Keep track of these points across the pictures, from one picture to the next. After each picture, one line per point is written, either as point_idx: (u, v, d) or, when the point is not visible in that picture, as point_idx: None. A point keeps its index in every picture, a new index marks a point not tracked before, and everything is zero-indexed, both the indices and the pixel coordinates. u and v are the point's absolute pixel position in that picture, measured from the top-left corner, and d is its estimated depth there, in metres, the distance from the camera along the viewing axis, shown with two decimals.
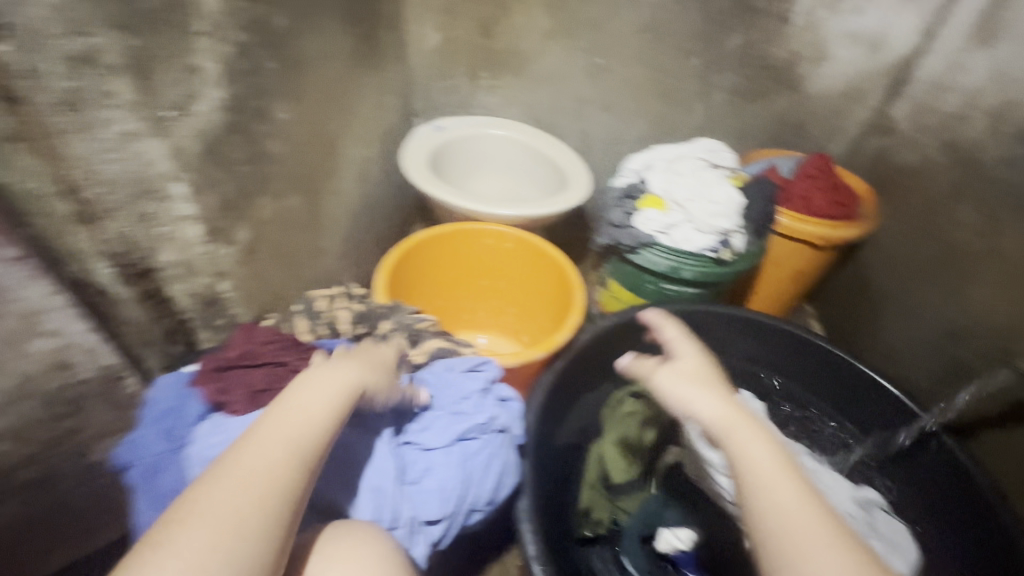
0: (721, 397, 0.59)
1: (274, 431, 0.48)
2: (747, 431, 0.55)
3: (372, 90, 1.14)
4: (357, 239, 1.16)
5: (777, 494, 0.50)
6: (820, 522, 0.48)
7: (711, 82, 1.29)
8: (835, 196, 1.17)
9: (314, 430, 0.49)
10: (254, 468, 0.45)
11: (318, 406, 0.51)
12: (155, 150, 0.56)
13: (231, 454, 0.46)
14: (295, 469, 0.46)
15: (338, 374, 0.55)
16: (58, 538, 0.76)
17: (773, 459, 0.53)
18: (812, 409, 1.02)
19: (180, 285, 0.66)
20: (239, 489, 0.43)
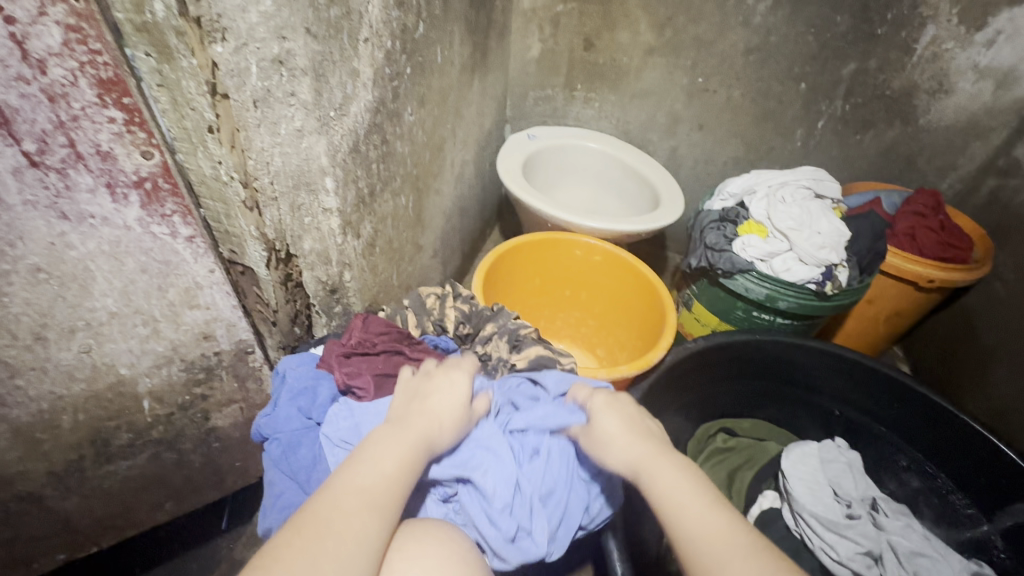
0: (629, 431, 0.58)
1: (350, 492, 0.45)
2: (657, 465, 0.54)
3: (477, 97, 1.18)
4: (447, 238, 1.20)
5: (699, 528, 0.49)
6: (742, 544, 0.47)
7: (817, 109, 1.24)
8: (947, 238, 1.11)
9: (388, 495, 0.46)
10: (332, 535, 0.42)
11: (393, 460, 0.49)
12: (318, 145, 0.60)
13: (311, 505, 0.44)
14: (373, 527, 0.43)
15: (407, 429, 0.52)
16: (172, 492, 0.83)
17: (683, 485, 0.52)
18: (910, 459, 0.97)
19: (311, 272, 0.70)
20: (319, 558, 0.40)
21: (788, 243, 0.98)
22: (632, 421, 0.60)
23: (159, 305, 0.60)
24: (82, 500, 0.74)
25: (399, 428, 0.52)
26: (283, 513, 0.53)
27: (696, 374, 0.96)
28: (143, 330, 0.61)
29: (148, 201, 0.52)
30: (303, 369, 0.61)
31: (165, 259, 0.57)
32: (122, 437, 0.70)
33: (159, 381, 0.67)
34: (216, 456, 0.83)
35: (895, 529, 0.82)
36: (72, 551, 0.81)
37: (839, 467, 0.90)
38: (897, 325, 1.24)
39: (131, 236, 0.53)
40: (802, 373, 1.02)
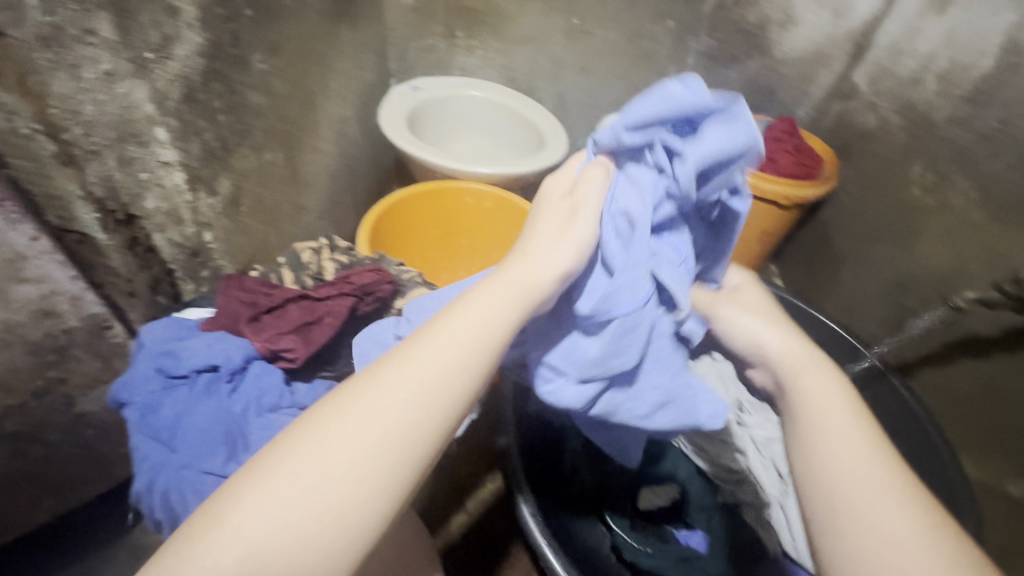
0: (783, 330, 0.54)
1: (415, 373, 0.39)
2: (822, 376, 0.49)
3: (349, 47, 1.13)
4: (336, 199, 1.16)
5: (853, 458, 0.43)
6: (896, 487, 0.42)
7: (687, 46, 1.29)
8: (800, 158, 1.21)
9: (453, 366, 0.40)
10: (381, 412, 0.37)
11: (464, 350, 0.41)
12: (138, 91, 0.56)
13: (374, 379, 0.39)
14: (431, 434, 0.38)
15: (503, 282, 0.44)
16: (49, 488, 0.77)
17: (846, 408, 0.47)
18: None
19: (163, 234, 0.66)
20: (372, 446, 0.36)
21: None
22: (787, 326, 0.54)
23: None
24: None
25: (495, 282, 0.44)
26: (151, 473, 0.52)
27: None
28: None
29: None
30: (164, 331, 0.58)
31: None
32: None
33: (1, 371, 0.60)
34: (95, 443, 0.78)
35: None
36: None
37: None
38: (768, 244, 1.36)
39: None
40: None
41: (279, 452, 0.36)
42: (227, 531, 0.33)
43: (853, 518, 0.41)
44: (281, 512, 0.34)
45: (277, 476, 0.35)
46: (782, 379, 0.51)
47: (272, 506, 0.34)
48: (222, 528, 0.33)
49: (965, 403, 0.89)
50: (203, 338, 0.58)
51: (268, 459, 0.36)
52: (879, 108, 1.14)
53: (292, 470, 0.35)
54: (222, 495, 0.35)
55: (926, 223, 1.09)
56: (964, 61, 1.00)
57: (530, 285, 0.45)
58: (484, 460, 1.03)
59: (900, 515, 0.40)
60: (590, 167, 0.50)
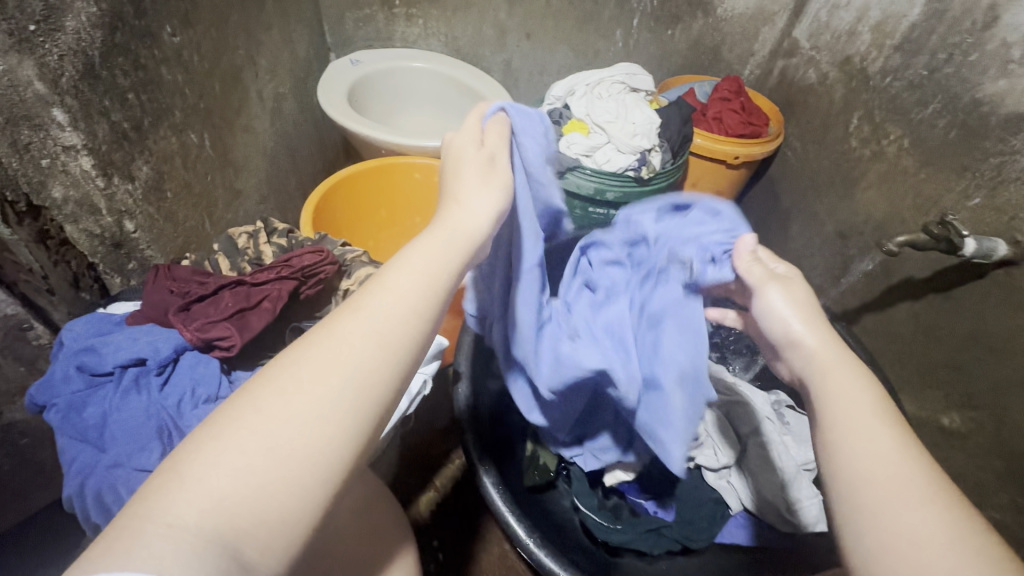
0: (826, 328, 0.46)
1: (363, 320, 0.38)
2: (847, 369, 0.43)
3: (276, 18, 1.06)
4: (277, 182, 1.11)
5: (875, 454, 0.38)
6: (920, 486, 0.37)
7: (630, 7, 1.28)
8: (746, 116, 1.22)
9: (404, 308, 0.39)
10: (333, 357, 0.36)
11: (415, 297, 0.40)
12: (25, 68, 0.51)
13: (326, 331, 0.37)
14: (385, 380, 0.37)
15: (441, 231, 0.44)
16: None
17: (873, 406, 0.41)
18: None
19: (76, 224, 0.62)
20: (325, 397, 0.34)
21: (607, 136, 1.04)
22: (820, 316, 0.46)
23: None
24: None
25: (435, 229, 0.45)
26: (79, 476, 0.49)
27: None
28: None
29: None
30: (85, 328, 0.55)
31: None
32: None
33: None
34: (31, 453, 0.74)
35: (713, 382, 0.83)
36: None
37: None
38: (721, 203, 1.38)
39: None
40: None
41: (235, 404, 0.34)
42: (189, 486, 0.31)
43: (876, 517, 0.36)
44: (229, 465, 0.31)
45: (233, 428, 0.33)
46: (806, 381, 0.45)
47: (234, 458, 0.32)
48: (183, 485, 0.31)
49: (901, 344, 0.94)
50: (128, 332, 0.56)
51: (221, 417, 0.34)
52: (818, 63, 1.17)
53: (243, 423, 0.33)
54: (178, 453, 0.32)
55: (863, 173, 1.08)
56: (891, 11, 1.00)
57: (467, 229, 0.46)
58: (452, 436, 1.03)
59: (923, 514, 0.35)
60: (487, 122, 0.51)
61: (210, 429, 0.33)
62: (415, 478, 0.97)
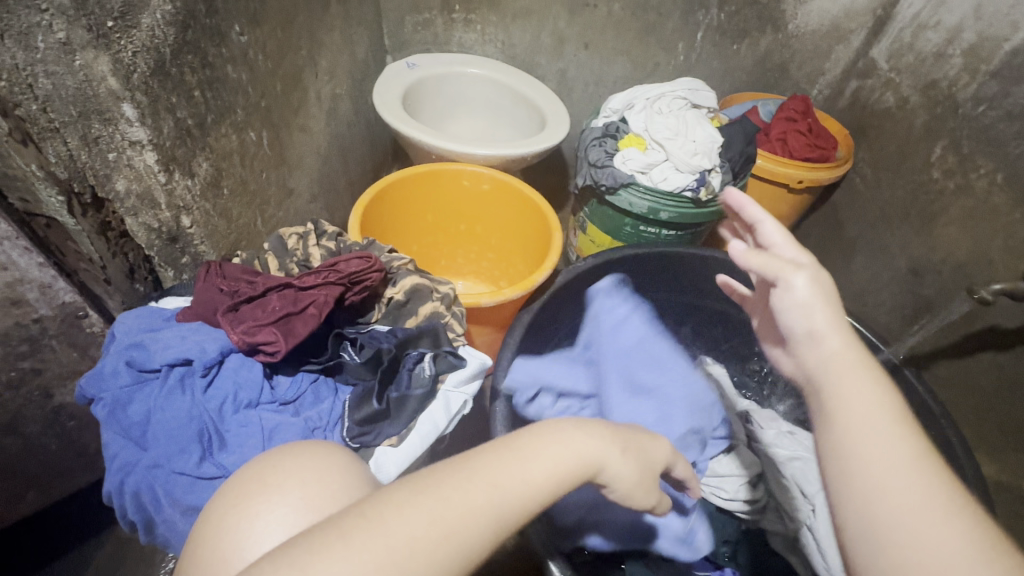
0: (844, 328, 0.45)
1: (489, 489, 0.38)
2: (862, 375, 0.43)
3: (339, 20, 1.07)
4: (328, 181, 1.11)
5: (886, 459, 0.40)
6: (936, 494, 0.38)
7: (695, 20, 1.24)
8: (812, 139, 1.16)
9: (524, 510, 0.39)
10: (457, 515, 0.36)
11: (539, 483, 0.41)
12: (100, 63, 0.51)
13: (454, 483, 0.38)
14: (488, 541, 0.37)
15: (588, 438, 0.45)
16: (30, 480, 0.75)
17: (886, 407, 0.42)
18: None
19: (137, 218, 0.63)
20: (437, 543, 0.35)
21: (665, 153, 1.00)
22: (841, 316, 0.46)
23: None
24: None
25: (583, 434, 0.45)
26: (120, 474, 0.49)
27: (587, 292, 1.00)
28: None
29: None
30: (136, 322, 0.55)
31: None
32: None
33: None
34: (76, 436, 0.75)
35: (772, 441, 0.82)
36: None
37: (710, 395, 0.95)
38: (778, 228, 1.30)
39: None
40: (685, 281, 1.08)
41: (357, 520, 0.35)
42: None
43: (893, 528, 0.38)
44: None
45: (348, 544, 0.33)
46: (818, 379, 0.45)
47: None
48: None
49: (983, 397, 0.86)
50: (176, 329, 0.56)
51: (337, 530, 0.34)
52: (898, 87, 1.10)
53: (359, 542, 0.33)
54: (291, 551, 0.32)
55: (942, 207, 1.01)
56: (988, 35, 0.93)
57: (606, 467, 0.45)
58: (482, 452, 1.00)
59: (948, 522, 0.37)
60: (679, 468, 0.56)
61: (326, 542, 0.33)
62: None
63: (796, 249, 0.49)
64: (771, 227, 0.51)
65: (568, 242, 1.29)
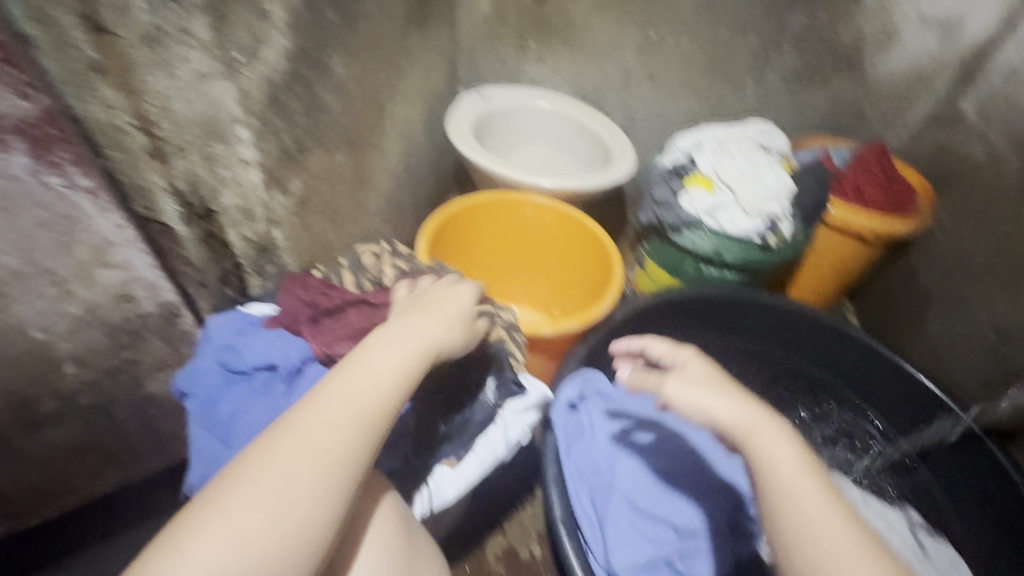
0: (734, 397, 0.58)
1: (342, 394, 0.48)
2: (767, 431, 0.55)
3: (422, 53, 1.14)
4: (397, 202, 1.17)
5: (798, 498, 0.52)
6: (835, 511, 0.51)
7: (768, 64, 1.23)
8: (889, 189, 1.12)
9: (379, 405, 0.49)
10: (320, 425, 0.46)
11: (381, 377, 0.51)
12: (225, 92, 0.57)
13: (304, 405, 0.47)
14: (362, 436, 0.47)
15: (404, 333, 0.55)
16: (111, 461, 0.81)
17: (798, 461, 0.54)
18: (857, 406, 1.04)
19: (237, 230, 0.68)
20: (303, 455, 0.44)
21: (733, 196, 0.99)
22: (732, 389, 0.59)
23: (68, 264, 0.57)
24: (15, 470, 0.72)
25: (396, 333, 0.55)
26: (204, 467, 0.53)
27: (644, 330, 0.98)
28: (53, 291, 0.58)
29: (37, 148, 0.48)
30: (228, 325, 0.60)
31: (63, 213, 0.54)
32: (48, 405, 0.67)
33: (79, 345, 0.64)
34: (156, 423, 0.81)
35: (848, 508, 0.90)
36: (13, 522, 0.79)
37: None
38: (846, 277, 1.25)
39: (20, 188, 0.50)
40: (749, 329, 1.05)
41: (240, 469, 0.44)
42: (202, 535, 0.40)
43: (814, 557, 0.49)
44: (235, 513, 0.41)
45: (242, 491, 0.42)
46: (744, 447, 0.55)
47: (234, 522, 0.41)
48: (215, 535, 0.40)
49: None
50: (264, 335, 0.60)
51: (243, 472, 0.43)
52: (987, 137, 1.07)
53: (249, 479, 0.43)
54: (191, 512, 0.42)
55: None
56: None
57: (429, 346, 0.55)
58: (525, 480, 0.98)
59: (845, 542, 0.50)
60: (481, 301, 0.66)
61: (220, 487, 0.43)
62: (482, 518, 0.93)
63: (679, 349, 0.66)
64: (654, 342, 0.68)
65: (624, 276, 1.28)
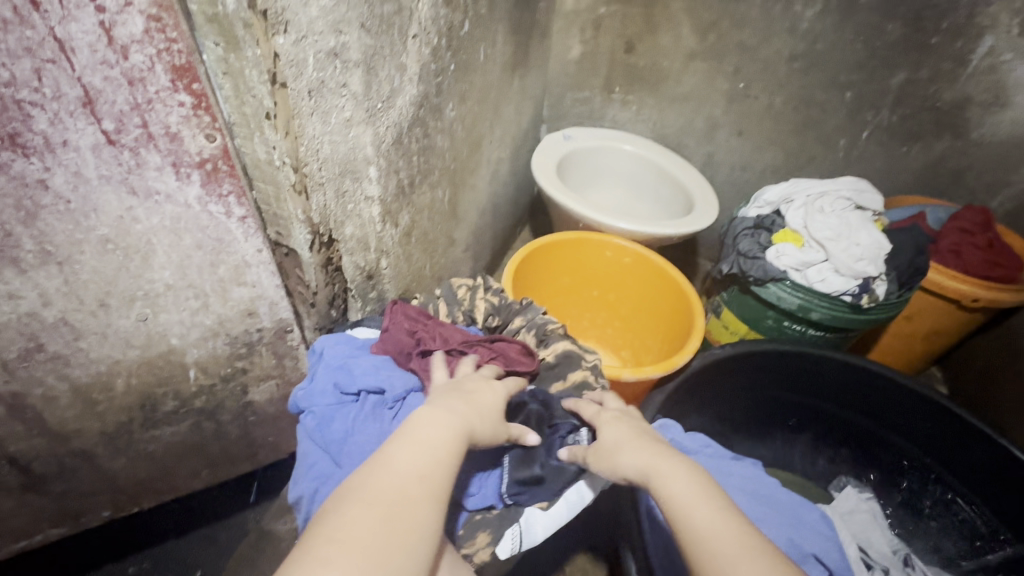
0: (635, 445, 0.57)
1: (413, 472, 0.46)
2: (665, 468, 0.53)
3: (516, 96, 1.19)
4: (479, 234, 1.21)
5: (706, 531, 0.47)
6: (739, 534, 0.46)
7: (862, 119, 1.21)
8: (992, 256, 1.06)
9: (447, 479, 0.47)
10: (396, 502, 0.43)
11: (445, 447, 0.49)
12: (364, 135, 0.63)
13: (372, 477, 0.45)
14: (437, 509, 0.45)
15: (455, 414, 0.53)
16: (207, 461, 0.87)
17: (692, 488, 0.50)
18: (955, 491, 0.93)
19: (351, 257, 0.73)
20: (387, 525, 0.41)
21: (824, 253, 0.96)
22: (638, 438, 0.58)
23: (212, 281, 0.64)
24: (128, 460, 0.78)
25: (446, 414, 0.52)
26: (315, 482, 0.56)
27: (715, 382, 0.97)
28: (195, 303, 0.65)
29: (207, 180, 0.56)
30: (340, 348, 0.65)
31: (219, 237, 0.60)
32: (168, 404, 0.74)
33: (205, 352, 0.71)
34: (251, 430, 0.87)
35: None
36: (115, 509, 0.85)
37: (863, 519, 0.94)
38: (937, 343, 1.19)
39: (189, 213, 0.57)
40: (829, 388, 1.01)
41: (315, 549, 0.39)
42: None
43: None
44: None
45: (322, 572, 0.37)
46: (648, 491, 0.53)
47: None
48: None
49: None
50: (373, 360, 0.63)
51: (327, 547, 0.39)
52: None
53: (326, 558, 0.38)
54: None
55: None
56: None
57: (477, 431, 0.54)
58: (589, 523, 0.97)
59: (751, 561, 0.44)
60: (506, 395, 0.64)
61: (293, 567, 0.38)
62: (546, 559, 0.92)
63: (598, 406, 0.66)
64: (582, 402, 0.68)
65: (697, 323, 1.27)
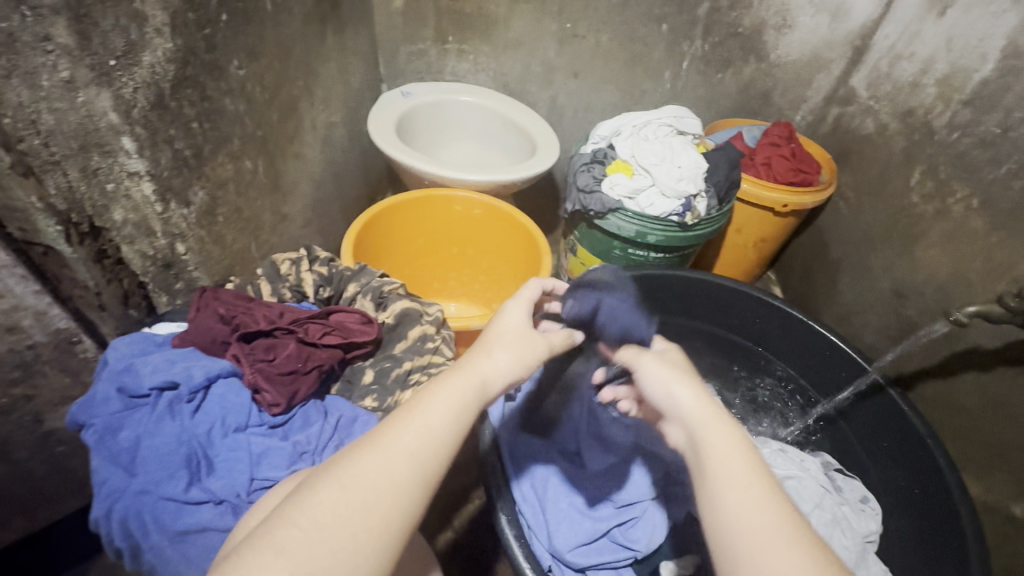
0: (699, 387, 0.50)
1: (401, 453, 0.44)
2: (723, 427, 0.47)
3: (335, 52, 1.10)
4: (322, 205, 1.13)
5: (741, 505, 0.42)
6: (786, 533, 0.41)
7: (679, 50, 1.28)
8: (795, 163, 1.19)
9: (440, 450, 0.46)
10: (377, 488, 0.42)
11: (442, 419, 0.47)
12: (101, 100, 0.54)
13: (352, 454, 0.45)
14: (416, 492, 0.44)
15: (464, 372, 0.50)
16: (15, 509, 0.74)
17: (746, 459, 0.45)
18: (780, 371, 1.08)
19: (133, 246, 0.64)
20: (361, 513, 0.41)
21: (651, 179, 1.03)
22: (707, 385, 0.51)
23: None
24: None
25: (457, 374, 0.50)
26: (108, 499, 0.52)
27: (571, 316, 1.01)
28: None
29: None
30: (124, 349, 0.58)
31: None
32: None
33: None
34: (66, 460, 0.76)
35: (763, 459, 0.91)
36: None
37: None
38: (764, 250, 1.33)
39: None
40: (670, 304, 1.09)
41: (284, 526, 0.41)
42: None
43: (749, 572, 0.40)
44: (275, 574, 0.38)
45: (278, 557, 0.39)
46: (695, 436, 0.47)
47: None
48: None
49: (965, 417, 0.92)
50: (165, 353, 0.59)
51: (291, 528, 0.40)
52: (877, 113, 1.15)
53: (282, 544, 0.39)
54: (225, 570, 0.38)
55: (925, 231, 1.03)
56: (957, 67, 0.98)
57: (487, 377, 0.51)
58: (473, 473, 0.99)
59: (788, 558, 0.39)
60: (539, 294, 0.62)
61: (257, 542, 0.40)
62: (432, 517, 0.93)
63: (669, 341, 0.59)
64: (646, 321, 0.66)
65: (559, 263, 1.31)
